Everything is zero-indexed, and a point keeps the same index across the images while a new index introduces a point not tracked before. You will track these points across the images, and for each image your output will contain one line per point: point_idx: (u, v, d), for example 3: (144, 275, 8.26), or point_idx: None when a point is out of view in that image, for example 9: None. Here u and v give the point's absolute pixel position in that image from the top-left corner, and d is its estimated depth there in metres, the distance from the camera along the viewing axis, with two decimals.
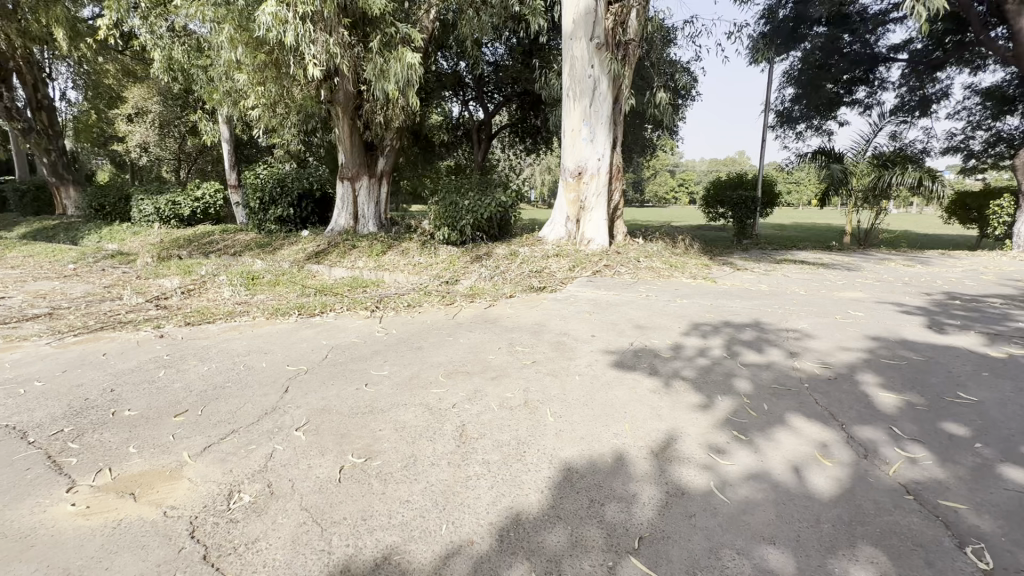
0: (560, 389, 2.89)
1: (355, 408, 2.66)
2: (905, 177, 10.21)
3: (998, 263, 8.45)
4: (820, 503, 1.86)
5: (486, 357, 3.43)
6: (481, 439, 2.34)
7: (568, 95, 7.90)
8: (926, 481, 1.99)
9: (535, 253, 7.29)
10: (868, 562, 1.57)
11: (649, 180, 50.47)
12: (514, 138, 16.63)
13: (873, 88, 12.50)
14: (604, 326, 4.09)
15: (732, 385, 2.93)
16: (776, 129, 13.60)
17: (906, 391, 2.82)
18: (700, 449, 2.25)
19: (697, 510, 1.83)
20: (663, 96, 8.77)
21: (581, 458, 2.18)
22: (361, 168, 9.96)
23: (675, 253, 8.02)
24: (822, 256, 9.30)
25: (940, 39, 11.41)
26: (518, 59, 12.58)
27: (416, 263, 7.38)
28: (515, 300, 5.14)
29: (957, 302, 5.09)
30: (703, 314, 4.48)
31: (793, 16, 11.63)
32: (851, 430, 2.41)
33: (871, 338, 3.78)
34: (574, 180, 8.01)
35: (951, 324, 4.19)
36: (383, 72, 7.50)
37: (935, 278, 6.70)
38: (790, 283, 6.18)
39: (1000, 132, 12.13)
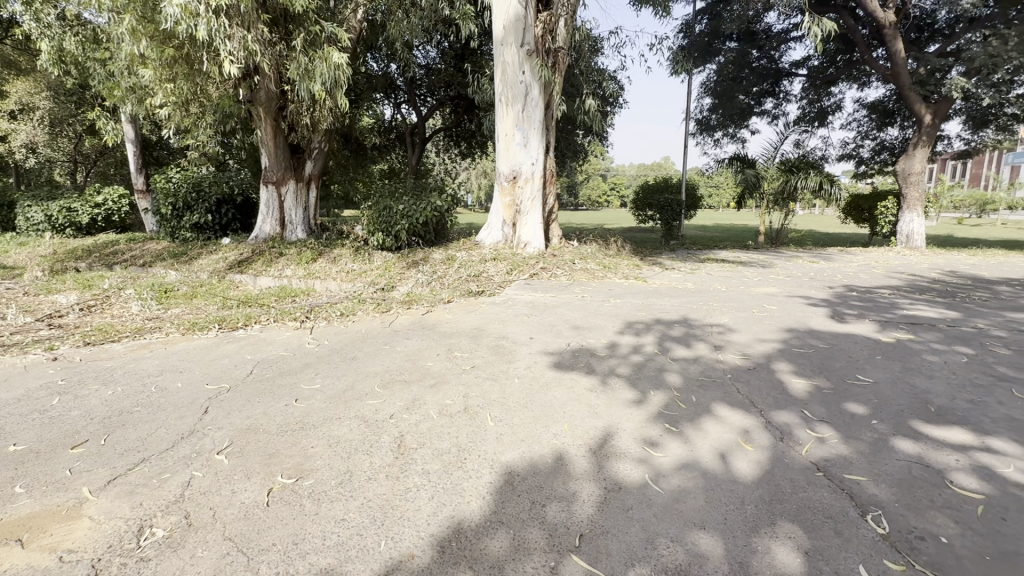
0: (500, 393, 2.89)
1: (284, 426, 2.51)
2: (809, 181, 11.24)
3: (886, 258, 9.50)
4: (744, 485, 1.99)
5: (424, 364, 3.37)
6: (420, 449, 2.28)
7: (500, 100, 7.95)
8: (833, 458, 2.18)
9: (472, 257, 7.27)
10: (786, 538, 1.69)
11: (583, 183, 51.96)
12: (449, 142, 16.59)
13: (779, 100, 13.64)
14: (542, 328, 4.15)
15: (664, 379, 3.07)
16: (697, 136, 14.42)
17: (815, 376, 3.09)
18: (635, 443, 2.34)
19: (633, 503, 1.89)
20: (592, 103, 9.07)
21: (522, 461, 2.18)
22: (287, 172, 9.47)
23: (608, 254, 8.32)
24: (740, 255, 10.00)
25: (832, 58, 12.72)
26: (450, 63, 12.52)
27: (349, 270, 7.12)
28: (452, 306, 5.10)
29: (855, 294, 5.65)
30: (636, 313, 4.66)
31: (707, 31, 12.48)
32: (769, 415, 2.59)
33: (784, 330, 4.11)
34: (509, 184, 8.08)
35: (849, 313, 4.66)
36: (308, 71, 7.17)
37: (835, 273, 7.42)
38: (712, 280, 6.59)
39: (884, 141, 13.67)
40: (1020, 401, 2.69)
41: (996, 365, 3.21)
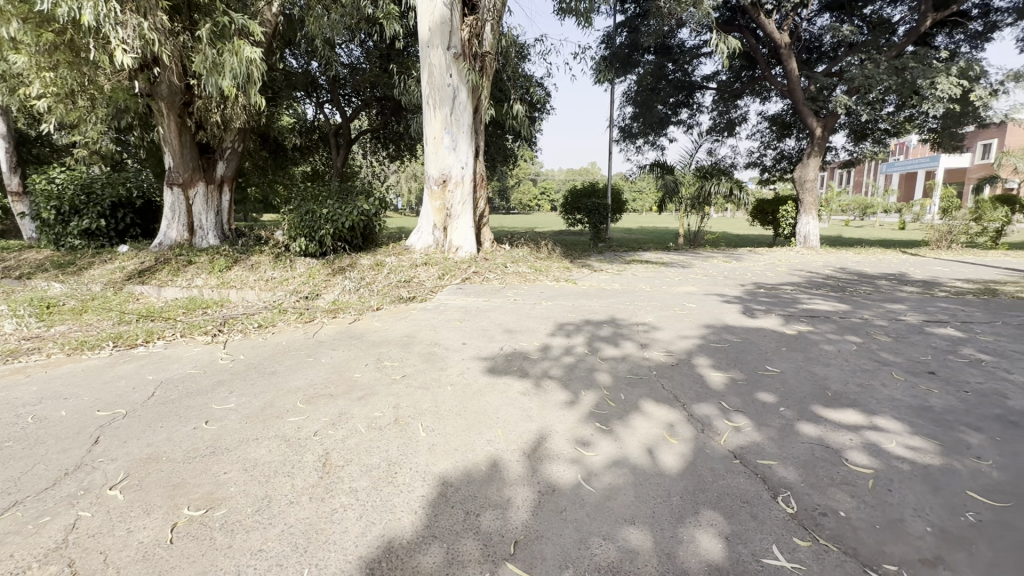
0: (432, 401, 2.83)
1: (193, 451, 2.29)
2: (721, 186, 12.16)
3: (789, 257, 10.42)
4: (670, 478, 2.07)
5: (351, 376, 3.22)
6: (348, 467, 2.16)
7: (427, 103, 7.81)
8: (748, 445, 2.34)
9: (402, 262, 7.10)
10: (709, 525, 1.78)
11: (513, 187, 52.50)
12: (376, 143, 16.13)
13: (693, 110, 14.58)
14: (474, 333, 4.12)
15: (594, 379, 3.15)
16: (620, 143, 15.06)
17: (731, 369, 3.31)
18: (568, 444, 2.37)
19: (567, 504, 1.91)
20: (520, 108, 9.20)
21: (455, 471, 2.14)
22: (195, 173, 8.73)
23: (539, 257, 8.45)
24: (662, 256, 10.56)
25: (738, 73, 13.81)
26: (375, 63, 12.18)
27: (268, 278, 6.69)
28: (381, 313, 4.93)
29: (763, 291, 6.14)
30: (567, 314, 4.77)
31: (627, 43, 13.03)
32: (691, 408, 2.73)
33: (703, 326, 4.37)
34: (438, 188, 7.97)
35: (758, 309, 5.05)
36: (216, 66, 6.64)
37: (747, 272, 8.03)
38: (638, 281, 6.90)
39: (783, 151, 15.04)
40: (899, 383, 3.04)
41: (879, 352, 3.61)
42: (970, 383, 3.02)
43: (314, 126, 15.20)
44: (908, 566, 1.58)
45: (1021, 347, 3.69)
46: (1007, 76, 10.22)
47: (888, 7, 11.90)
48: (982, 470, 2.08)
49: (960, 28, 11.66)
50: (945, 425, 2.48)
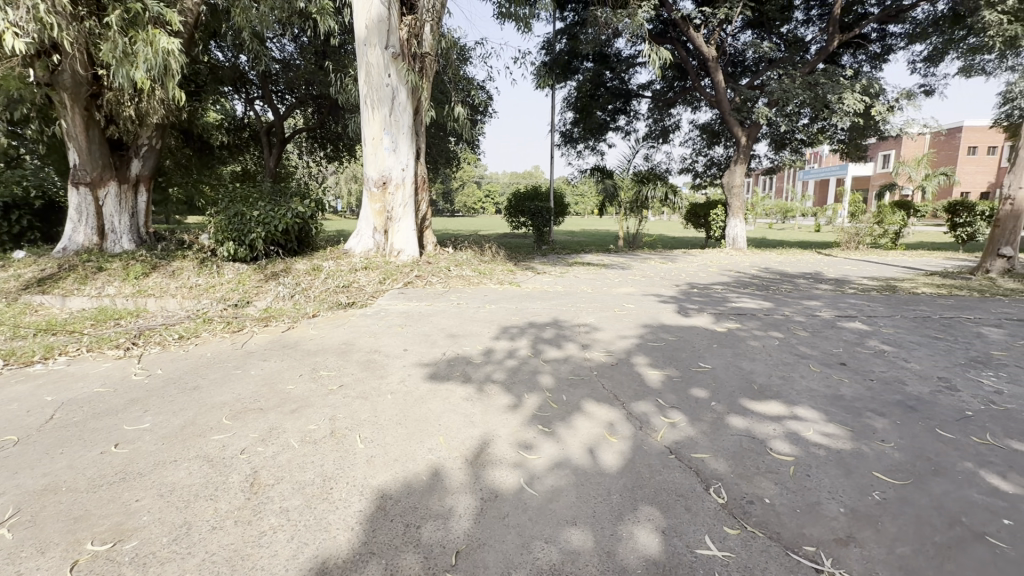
0: (371, 411, 2.73)
1: (100, 479, 2.07)
2: (657, 191, 12.70)
3: (719, 258, 11.03)
4: (609, 477, 2.11)
5: (284, 388, 3.04)
6: (278, 485, 2.04)
7: (365, 103, 7.59)
8: (682, 440, 2.43)
9: (341, 266, 6.84)
10: (647, 521, 1.83)
11: (457, 190, 52.16)
12: (313, 142, 15.52)
13: (630, 117, 15.10)
14: (417, 339, 4.03)
15: (536, 381, 3.17)
16: (562, 148, 15.34)
17: (666, 366, 3.44)
18: (510, 448, 2.36)
19: (510, 509, 1.90)
20: (461, 110, 9.14)
21: (395, 482, 2.07)
22: (106, 172, 7.98)
23: (483, 260, 8.44)
24: (604, 258, 10.85)
25: (671, 83, 14.48)
26: (310, 59, 11.69)
27: (192, 285, 6.22)
28: (318, 320, 4.72)
29: (696, 290, 6.46)
30: (510, 317, 4.78)
31: (566, 50, 13.30)
32: (630, 406, 2.81)
33: (641, 326, 4.52)
34: (378, 190, 7.77)
35: (692, 308, 5.31)
36: (127, 55, 6.12)
37: (682, 272, 8.42)
38: (580, 283, 7.04)
39: (713, 158, 15.93)
40: (816, 374, 3.28)
41: (798, 346, 3.89)
42: (875, 372, 3.31)
43: (244, 123, 14.37)
44: (825, 546, 1.69)
45: (916, 338, 4.11)
46: (901, 94, 11.38)
47: (801, 27, 12.91)
48: (885, 452, 2.29)
49: (862, 49, 12.83)
50: (855, 412, 2.71)
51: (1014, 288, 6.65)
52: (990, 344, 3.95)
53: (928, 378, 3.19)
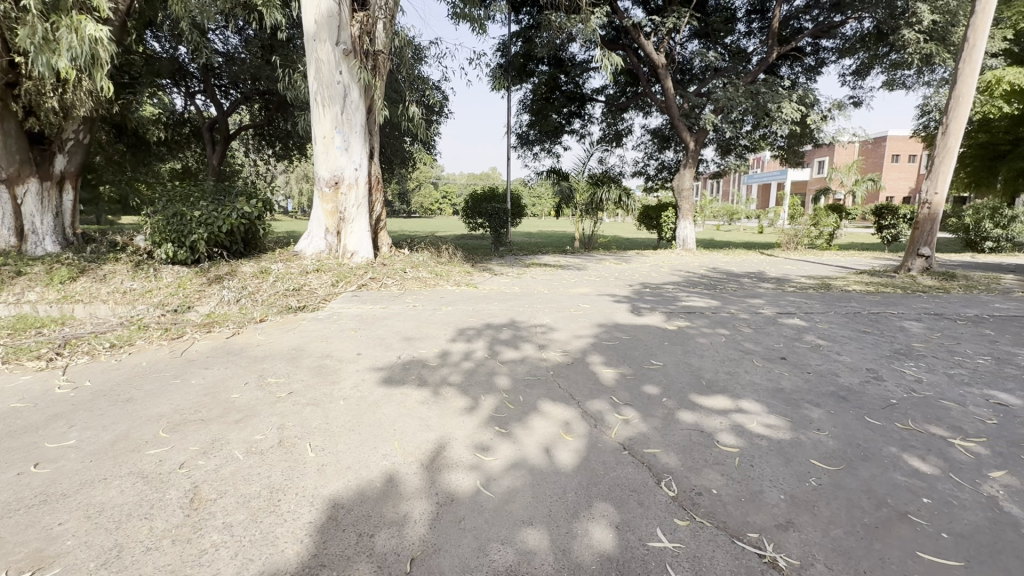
0: (322, 418, 2.64)
1: (16, 503, 1.89)
2: (611, 194, 12.99)
3: (670, 259, 11.42)
4: (565, 476, 2.14)
5: (228, 396, 2.90)
6: (221, 499, 1.94)
7: (315, 100, 7.35)
8: (635, 436, 2.50)
9: (291, 269, 6.59)
10: (602, 517, 1.86)
11: (414, 191, 51.41)
12: (261, 139, 14.89)
13: (585, 121, 15.37)
14: (371, 342, 3.94)
15: (493, 383, 3.16)
16: (518, 150, 15.43)
17: (620, 365, 3.52)
18: (467, 450, 2.35)
19: (466, 513, 1.88)
20: (416, 110, 9.01)
21: (348, 491, 2.01)
22: (25, 167, 7.37)
23: (440, 262, 8.36)
24: (561, 259, 11.00)
25: (623, 88, 14.87)
26: (256, 53, 11.20)
27: (126, 290, 5.81)
28: (265, 325, 4.53)
29: (649, 290, 6.66)
30: (467, 319, 4.76)
31: (522, 53, 13.31)
32: (585, 405, 2.85)
33: (596, 325, 4.61)
34: (330, 190, 7.55)
35: (645, 307, 5.46)
36: (48, 42, 5.67)
37: (635, 272, 8.66)
38: (537, 283, 7.10)
39: (664, 162, 16.49)
40: (759, 368, 3.45)
41: (743, 342, 4.07)
42: (812, 365, 3.53)
43: (184, 118, 13.59)
44: (767, 532, 1.78)
45: (848, 333, 4.40)
46: (833, 104, 12.17)
47: (744, 39, 13.58)
48: (821, 440, 2.44)
49: (798, 61, 13.63)
50: (794, 403, 2.87)
51: (932, 285, 7.25)
52: (911, 337, 4.29)
53: (858, 370, 3.42)
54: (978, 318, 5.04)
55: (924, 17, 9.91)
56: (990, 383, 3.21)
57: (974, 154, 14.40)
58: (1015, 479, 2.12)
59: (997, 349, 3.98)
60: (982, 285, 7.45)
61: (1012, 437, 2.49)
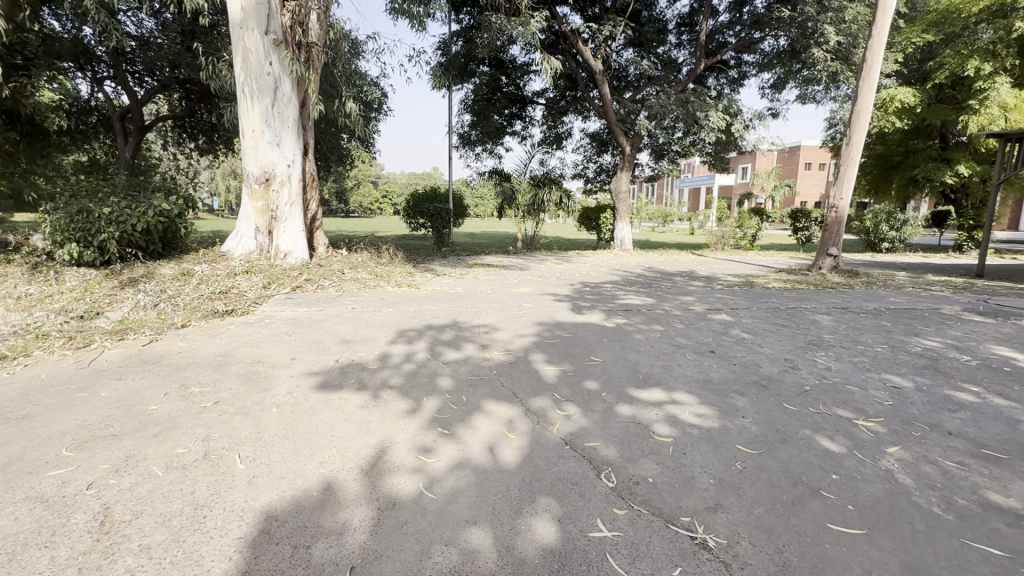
0: (253, 427, 2.50)
1: None
2: (552, 195, 13.22)
3: (609, 259, 11.79)
4: (509, 473, 2.15)
5: (145, 409, 2.67)
6: (137, 520, 1.78)
7: (242, 91, 6.93)
8: (576, 431, 2.56)
9: (216, 270, 6.17)
10: (545, 512, 1.89)
11: (353, 190, 49.63)
12: (182, 130, 13.86)
13: (526, 123, 15.55)
14: (306, 346, 3.78)
15: (436, 384, 3.13)
16: (460, 150, 15.37)
17: (562, 362, 3.59)
18: (409, 453, 2.30)
19: (408, 516, 1.85)
20: (354, 106, 8.73)
21: (282, 502, 1.91)
22: None
23: (380, 262, 8.15)
24: (503, 259, 11.06)
25: (563, 92, 15.19)
26: (175, 39, 10.40)
27: (20, 294, 5.19)
28: (188, 331, 4.22)
29: (588, 289, 6.83)
30: (408, 320, 4.66)
31: (462, 52, 13.23)
32: (527, 403, 2.89)
33: (538, 324, 4.68)
34: (260, 187, 7.15)
35: (585, 305, 5.60)
36: None
37: (577, 272, 8.87)
38: (480, 284, 7.09)
39: (602, 165, 17.02)
40: (690, 362, 3.65)
41: (676, 337, 4.29)
42: (738, 357, 3.78)
43: (89, 106, 12.37)
44: (698, 515, 1.89)
45: (768, 326, 4.75)
46: (754, 114, 13.07)
47: (674, 49, 14.27)
48: (745, 427, 2.61)
49: (723, 73, 14.52)
50: (722, 393, 3.06)
51: (839, 281, 7.97)
52: (822, 329, 4.70)
53: (777, 360, 3.70)
54: (877, 311, 5.61)
55: (831, 38, 10.91)
56: (887, 368, 3.59)
57: (873, 163, 15.99)
58: (907, 452, 2.38)
59: (893, 338, 4.45)
60: (880, 282, 8.29)
61: (905, 415, 2.79)
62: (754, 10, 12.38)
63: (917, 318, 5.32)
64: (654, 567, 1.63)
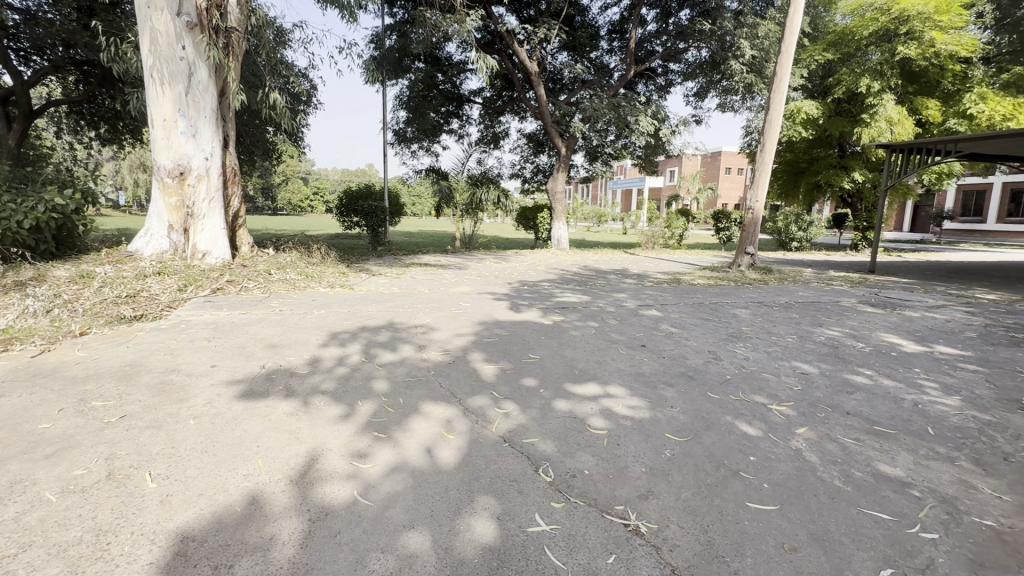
0: (168, 441, 2.30)
1: None
2: (489, 194, 13.19)
3: (547, 258, 11.97)
4: (447, 474, 2.13)
5: (35, 428, 2.38)
6: (24, 554, 1.58)
7: (151, 76, 6.35)
8: (515, 428, 2.59)
9: (122, 271, 5.60)
10: (484, 510, 1.89)
11: (280, 186, 46.87)
12: (81, 116, 12.48)
13: (463, 122, 15.48)
14: (228, 352, 3.54)
15: (371, 387, 3.03)
16: (395, 146, 14.99)
17: (500, 360, 3.60)
18: (342, 459, 2.22)
19: (342, 526, 1.78)
20: (279, 98, 8.27)
21: (200, 521, 1.77)
22: None
23: (311, 262, 7.77)
24: (441, 258, 10.90)
25: (500, 92, 15.24)
26: (70, 15, 9.35)
27: None
28: (88, 339, 3.80)
29: (526, 287, 6.91)
30: (342, 322, 4.49)
31: (397, 47, 12.92)
32: (466, 402, 2.88)
33: (477, 323, 4.67)
34: (174, 181, 6.59)
35: (522, 303, 5.67)
36: None
37: (515, 271, 8.95)
38: (417, 283, 6.97)
39: (539, 165, 17.26)
40: (623, 356, 3.80)
41: (610, 333, 4.45)
42: (666, 350, 3.98)
43: None
44: (630, 503, 1.96)
45: (694, 321, 5.04)
46: (680, 121, 13.78)
47: (606, 55, 14.77)
48: (674, 416, 2.75)
49: (652, 80, 15.23)
50: (652, 385, 3.21)
51: (755, 278, 8.60)
52: (741, 322, 5.06)
53: (702, 352, 3.94)
54: (787, 304, 6.12)
55: (746, 52, 11.81)
56: (797, 356, 3.93)
57: (783, 169, 17.39)
58: (812, 432, 2.61)
59: (801, 328, 4.87)
60: (790, 278, 9.05)
61: (811, 399, 3.07)
62: (679, 21, 13.04)
63: (821, 310, 5.86)
64: (590, 557, 1.67)
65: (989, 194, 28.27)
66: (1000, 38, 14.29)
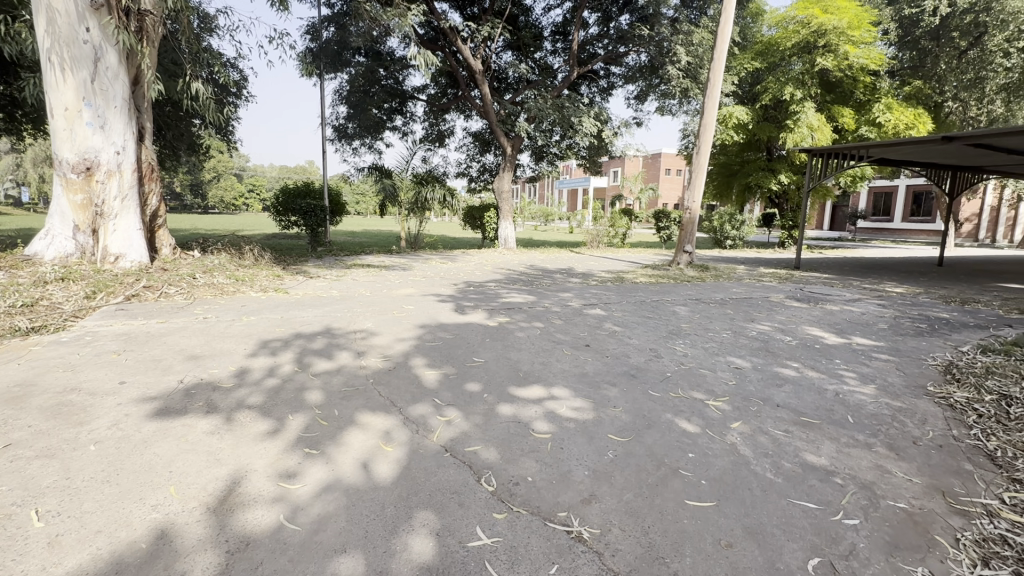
0: (62, 471, 2.04)
1: None
2: (435, 194, 12.92)
3: (494, 258, 11.86)
4: (383, 490, 2.02)
5: None
6: None
7: (49, 60, 5.68)
8: (457, 436, 2.50)
9: (17, 277, 5.00)
10: (422, 527, 1.80)
11: (210, 183, 43.90)
12: None
13: (407, 119, 15.11)
14: (141, 366, 3.22)
15: (303, 399, 2.85)
16: (335, 142, 14.42)
17: (443, 365, 3.51)
18: (268, 481, 2.05)
19: (264, 556, 1.63)
20: (203, 89, 7.68)
21: (96, 563, 1.56)
22: None
23: (241, 265, 7.28)
24: (385, 259, 10.58)
25: (444, 89, 15.01)
26: None
27: None
28: None
29: (472, 288, 6.82)
30: (273, 329, 4.22)
31: (334, 40, 12.41)
32: (406, 411, 2.76)
33: (419, 326, 4.54)
34: (79, 177, 5.97)
35: (468, 305, 5.58)
36: None
37: (461, 271, 8.83)
38: (358, 286, 6.70)
39: (485, 164, 17.20)
40: (567, 356, 3.80)
41: (555, 333, 4.45)
42: (609, 349, 4.02)
43: None
44: (574, 509, 1.94)
45: (635, 319, 5.15)
46: (621, 123, 14.13)
47: (550, 56, 14.90)
48: (617, 416, 2.77)
49: (594, 82, 15.52)
50: (596, 385, 3.22)
51: (694, 276, 8.94)
52: (679, 319, 5.22)
53: (644, 351, 4.02)
54: (722, 301, 6.39)
55: (682, 57, 12.28)
56: (731, 351, 4.09)
57: (718, 171, 18.27)
58: (746, 426, 2.71)
59: (735, 324, 5.10)
60: (725, 274, 9.51)
61: (745, 393, 3.19)
62: (619, 26, 13.34)
63: (753, 305, 6.18)
64: (532, 569, 1.63)
65: (896, 195, 30.99)
66: (902, 54, 15.69)
